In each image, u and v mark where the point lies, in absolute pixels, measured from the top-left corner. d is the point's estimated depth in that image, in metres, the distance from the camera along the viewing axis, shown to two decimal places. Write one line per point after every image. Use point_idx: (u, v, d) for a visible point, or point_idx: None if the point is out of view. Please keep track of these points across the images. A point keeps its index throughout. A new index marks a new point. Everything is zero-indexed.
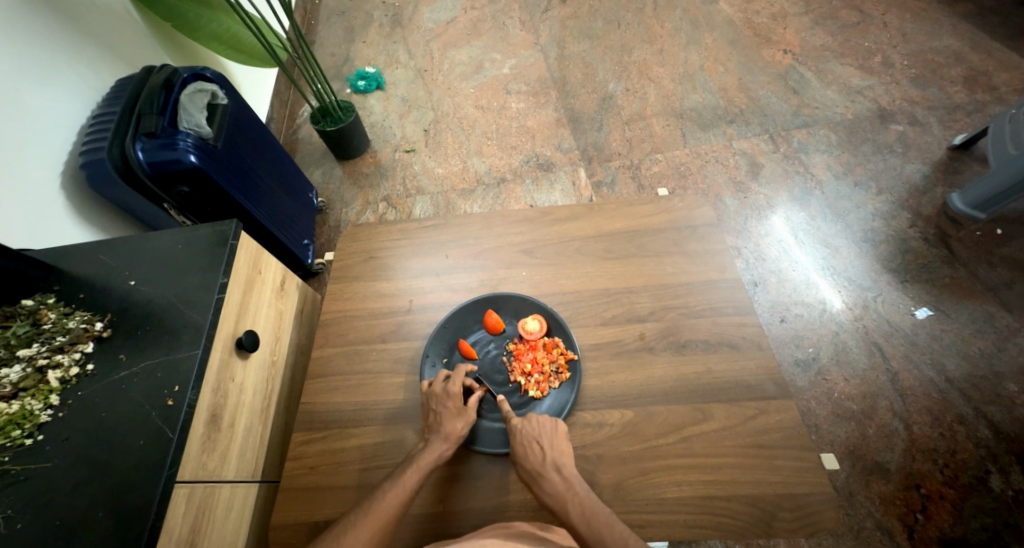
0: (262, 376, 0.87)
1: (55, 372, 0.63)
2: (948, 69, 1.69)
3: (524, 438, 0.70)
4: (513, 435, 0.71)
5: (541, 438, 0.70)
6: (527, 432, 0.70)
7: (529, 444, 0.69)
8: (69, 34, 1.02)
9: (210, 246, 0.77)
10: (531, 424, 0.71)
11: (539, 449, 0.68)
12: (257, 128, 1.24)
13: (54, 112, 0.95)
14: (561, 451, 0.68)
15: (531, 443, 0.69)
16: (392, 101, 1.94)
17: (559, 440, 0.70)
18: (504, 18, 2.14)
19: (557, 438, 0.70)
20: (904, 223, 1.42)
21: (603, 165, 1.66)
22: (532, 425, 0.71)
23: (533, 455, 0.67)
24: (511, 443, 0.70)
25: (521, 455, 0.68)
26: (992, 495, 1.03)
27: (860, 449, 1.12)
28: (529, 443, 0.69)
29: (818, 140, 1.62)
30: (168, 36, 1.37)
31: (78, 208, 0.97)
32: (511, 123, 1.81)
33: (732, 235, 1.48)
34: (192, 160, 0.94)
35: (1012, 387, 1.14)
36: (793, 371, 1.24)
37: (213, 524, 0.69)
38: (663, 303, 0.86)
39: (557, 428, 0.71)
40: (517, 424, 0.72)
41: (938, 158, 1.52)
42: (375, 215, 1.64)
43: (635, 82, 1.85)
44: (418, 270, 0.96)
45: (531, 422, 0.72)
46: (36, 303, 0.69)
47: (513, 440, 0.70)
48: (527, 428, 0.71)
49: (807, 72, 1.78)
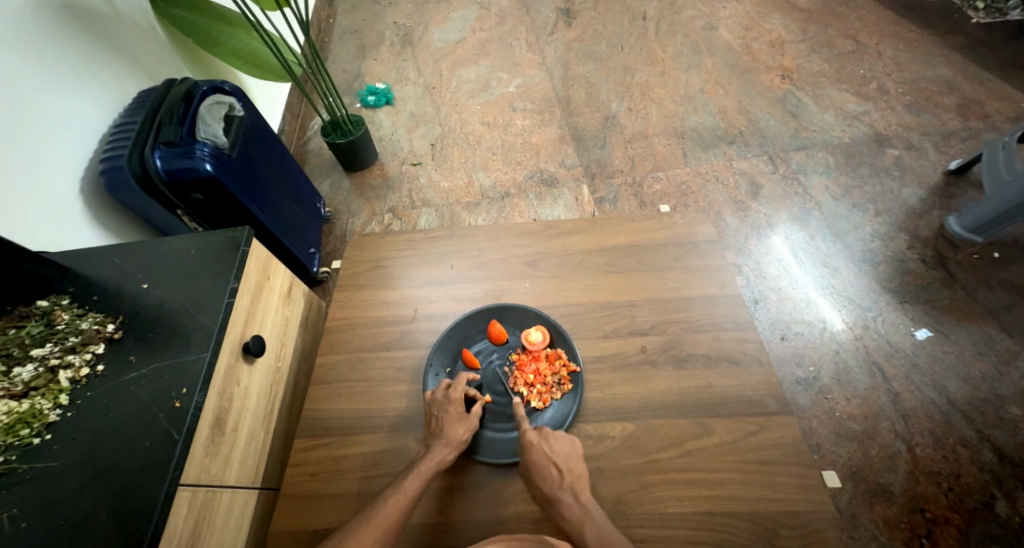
0: (266, 381, 0.87)
1: (66, 372, 0.64)
2: (942, 97, 1.74)
3: (541, 459, 0.69)
4: (528, 454, 0.70)
5: (558, 460, 0.69)
6: (544, 452, 0.69)
7: (547, 466, 0.68)
8: (95, 47, 1.06)
9: (222, 251, 0.79)
10: (549, 443, 0.70)
11: (556, 471, 0.67)
12: (271, 139, 1.27)
13: (77, 120, 0.98)
14: (577, 473, 0.68)
15: (548, 464, 0.68)
16: (400, 116, 1.99)
17: (577, 463, 0.69)
18: (511, 40, 2.21)
19: (574, 460, 0.69)
20: (902, 244, 1.44)
21: (606, 182, 1.69)
22: (549, 444, 0.70)
23: (549, 477, 0.67)
24: (527, 462, 0.69)
25: (537, 476, 0.67)
26: (998, 520, 1.02)
27: (862, 469, 1.11)
28: (547, 465, 0.68)
29: (817, 162, 1.65)
30: (190, 51, 1.42)
31: (96, 214, 1.00)
32: (516, 139, 1.85)
33: (733, 252, 1.50)
34: (208, 169, 0.96)
35: (1014, 410, 1.14)
36: (794, 389, 1.24)
37: (214, 529, 0.69)
38: (664, 317, 0.88)
39: (574, 450, 0.70)
40: (533, 440, 0.71)
41: (934, 182, 1.56)
42: (381, 225, 1.67)
43: (637, 102, 1.90)
44: (424, 280, 0.97)
45: (548, 441, 0.71)
46: (51, 304, 0.71)
47: (528, 459, 0.69)
48: (545, 448, 0.70)
49: (805, 96, 1.83)
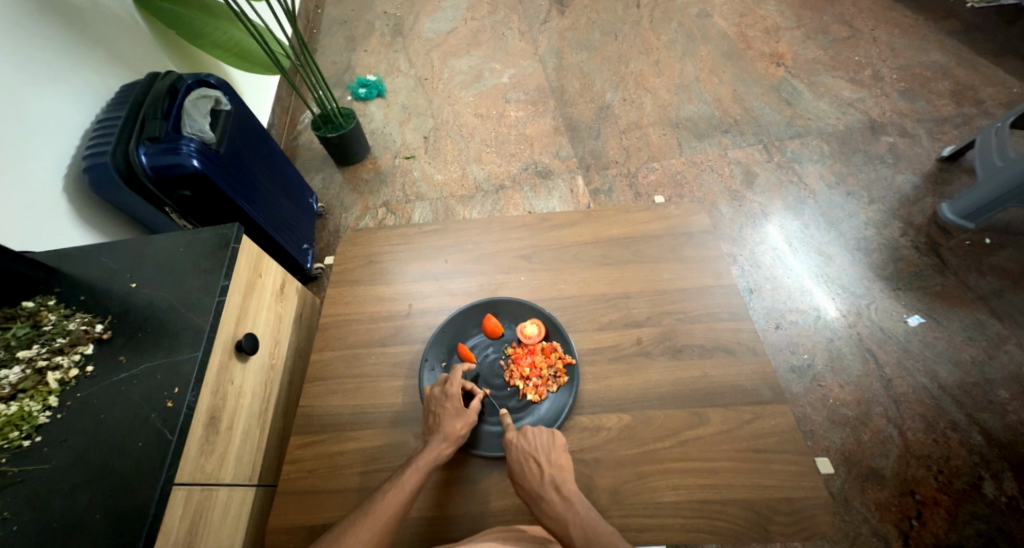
0: (261, 378, 0.86)
1: (54, 373, 0.63)
2: (937, 83, 1.74)
3: (521, 455, 0.69)
4: (510, 451, 0.70)
5: (539, 454, 0.69)
6: (524, 448, 0.69)
7: (527, 463, 0.68)
8: (75, 41, 1.03)
9: (211, 248, 0.78)
10: (528, 438, 0.70)
11: (538, 467, 0.67)
12: (259, 134, 1.25)
13: (58, 117, 0.96)
14: (559, 466, 0.68)
15: (528, 460, 0.68)
16: (392, 108, 1.96)
17: (557, 455, 0.69)
18: (503, 29, 2.17)
19: (555, 452, 0.69)
20: (896, 231, 1.45)
21: (601, 173, 1.68)
22: (528, 439, 0.70)
23: (532, 474, 0.66)
24: (509, 461, 0.69)
25: (519, 474, 0.67)
26: (986, 501, 1.04)
27: (856, 454, 1.13)
28: (527, 461, 0.68)
29: (811, 150, 1.65)
30: (174, 43, 1.39)
31: (81, 212, 0.98)
32: (509, 131, 1.83)
33: (728, 242, 1.50)
34: (195, 164, 0.95)
35: (1004, 394, 1.16)
36: (789, 377, 1.25)
37: (210, 527, 0.69)
38: (659, 308, 0.87)
39: (554, 441, 0.71)
40: (512, 438, 0.71)
41: (927, 168, 1.56)
42: (374, 220, 1.65)
43: (632, 92, 1.88)
44: (417, 275, 0.97)
45: (526, 436, 0.71)
46: (37, 304, 0.70)
47: (510, 457, 0.69)
48: (524, 443, 0.70)
49: (800, 84, 1.82)
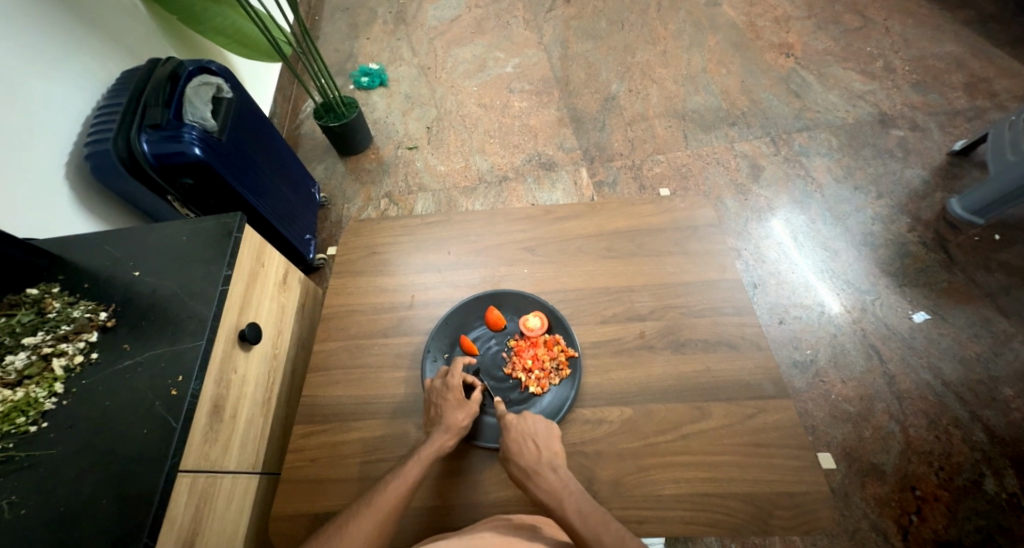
0: (263, 368, 0.87)
1: (59, 360, 0.63)
2: (949, 75, 1.70)
3: (521, 436, 0.69)
4: (508, 432, 0.70)
5: (537, 437, 0.69)
6: (523, 430, 0.70)
7: (526, 443, 0.68)
8: (75, 25, 1.02)
9: (214, 237, 0.78)
10: (527, 422, 0.71)
11: (535, 448, 0.68)
12: (262, 122, 1.24)
13: (59, 104, 0.95)
14: (555, 451, 0.68)
15: (527, 442, 0.69)
16: (395, 98, 1.94)
17: (554, 441, 0.70)
18: (507, 17, 2.14)
19: (551, 439, 0.70)
20: (903, 226, 1.43)
21: (605, 165, 1.66)
22: (528, 423, 0.71)
23: (529, 453, 0.67)
24: (507, 441, 0.69)
25: (516, 453, 0.67)
26: (987, 497, 1.04)
27: (856, 450, 1.13)
28: (526, 442, 0.68)
29: (819, 144, 1.63)
30: (173, 28, 1.37)
31: (84, 200, 0.98)
32: (513, 122, 1.81)
33: (733, 236, 1.49)
34: (197, 153, 0.94)
35: (1007, 391, 1.15)
36: (792, 373, 1.25)
37: (214, 515, 0.69)
38: (663, 302, 0.87)
39: (551, 429, 0.71)
40: (512, 420, 0.72)
41: (937, 163, 1.53)
42: (377, 211, 1.64)
43: (637, 83, 1.85)
44: (420, 266, 0.96)
45: (526, 420, 0.71)
46: (41, 292, 0.70)
47: (508, 438, 0.70)
48: (523, 426, 0.71)
49: (809, 75, 1.79)
